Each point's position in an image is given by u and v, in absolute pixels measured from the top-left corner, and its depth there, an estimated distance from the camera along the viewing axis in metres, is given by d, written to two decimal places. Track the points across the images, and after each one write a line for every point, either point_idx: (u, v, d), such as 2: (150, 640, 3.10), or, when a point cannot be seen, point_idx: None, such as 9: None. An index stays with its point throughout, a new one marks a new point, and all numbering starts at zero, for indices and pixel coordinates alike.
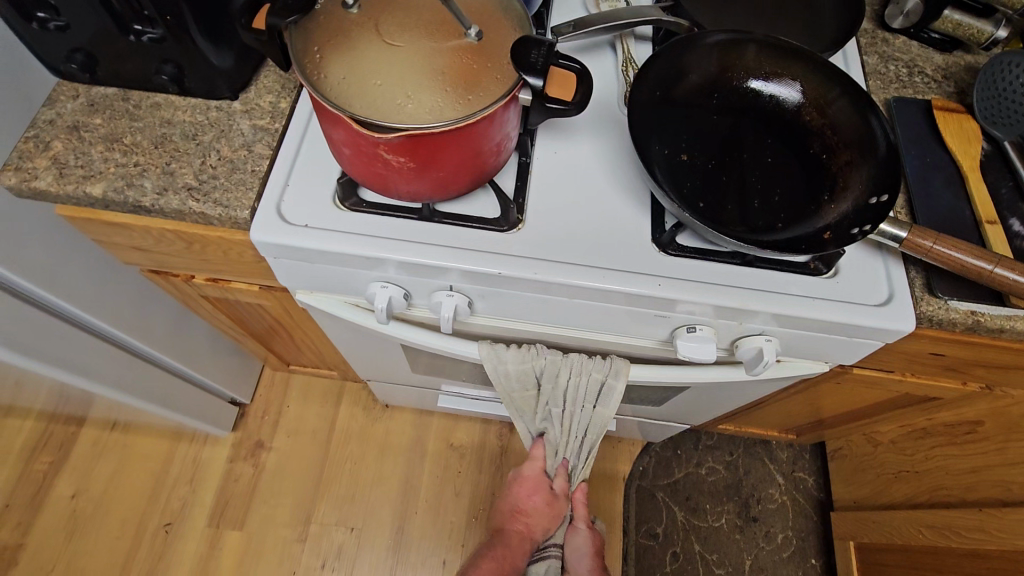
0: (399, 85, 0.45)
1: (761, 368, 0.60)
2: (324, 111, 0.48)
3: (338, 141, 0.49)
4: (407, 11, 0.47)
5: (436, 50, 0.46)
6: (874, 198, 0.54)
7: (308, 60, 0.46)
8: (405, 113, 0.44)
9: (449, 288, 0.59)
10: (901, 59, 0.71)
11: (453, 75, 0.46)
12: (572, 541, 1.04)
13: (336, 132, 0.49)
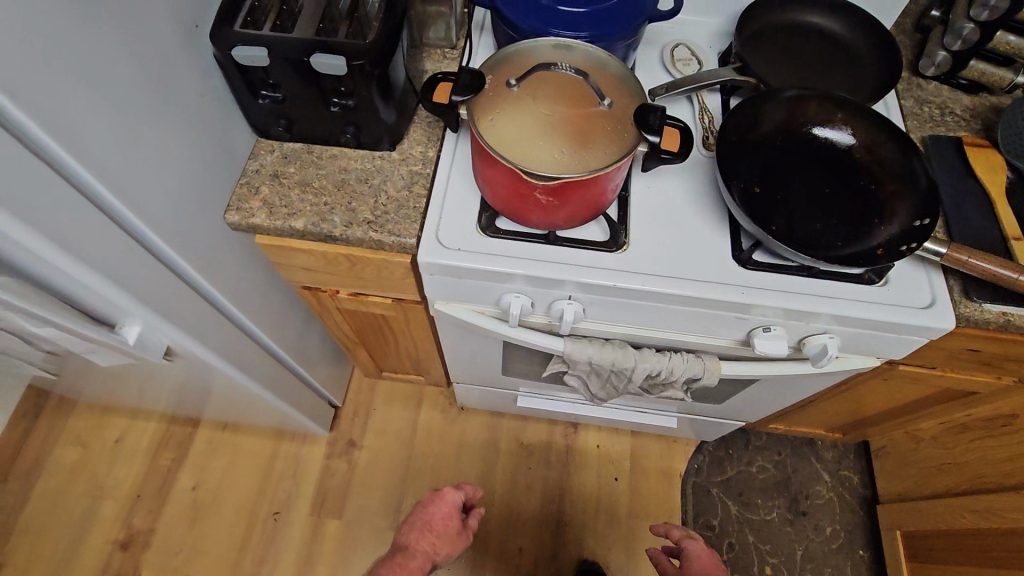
0: (555, 146, 0.60)
1: (826, 362, 0.72)
2: (487, 158, 0.62)
3: (492, 179, 0.64)
4: (555, 89, 0.63)
5: (580, 118, 0.62)
6: (917, 221, 0.67)
7: (485, 127, 0.61)
8: (561, 166, 0.60)
9: (568, 297, 0.73)
10: (933, 101, 0.84)
11: (593, 137, 0.61)
12: None
13: (493, 172, 0.63)
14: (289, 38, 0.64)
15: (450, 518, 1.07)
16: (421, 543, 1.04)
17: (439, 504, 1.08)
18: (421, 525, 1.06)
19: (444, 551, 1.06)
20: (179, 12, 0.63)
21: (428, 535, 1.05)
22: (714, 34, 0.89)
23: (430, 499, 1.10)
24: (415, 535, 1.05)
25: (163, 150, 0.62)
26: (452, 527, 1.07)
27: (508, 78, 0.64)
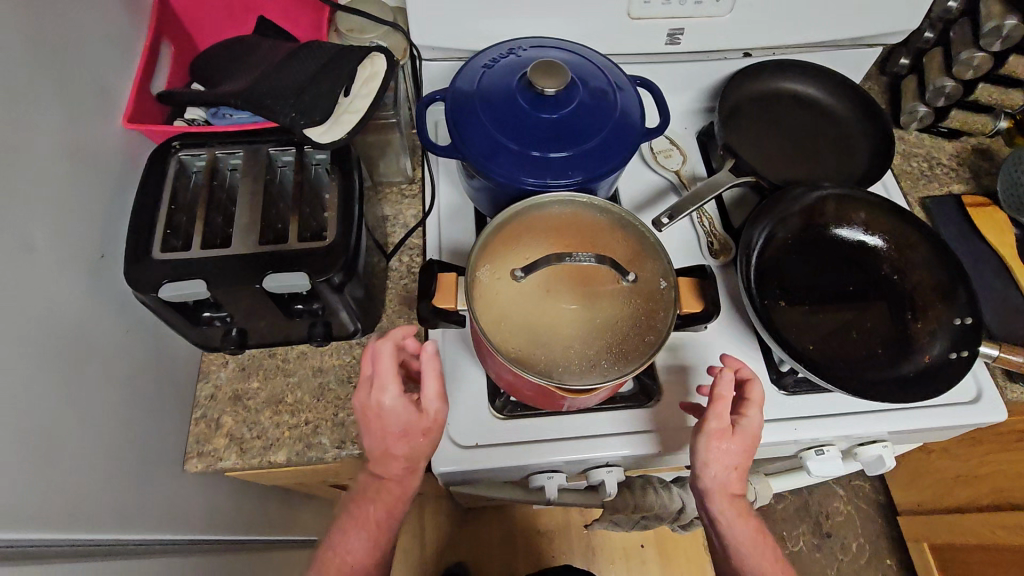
0: (587, 345, 0.51)
1: (882, 469, 0.68)
2: (383, 376, 0.51)
3: (392, 407, 0.50)
4: (566, 271, 0.53)
5: (605, 303, 0.53)
6: (958, 319, 0.62)
7: (499, 337, 0.51)
8: (601, 368, 0.50)
9: (606, 465, 0.63)
10: (919, 153, 0.81)
11: (626, 323, 0.52)
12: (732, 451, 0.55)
13: (395, 390, 0.51)
14: (229, 258, 0.51)
15: (425, 424, 0.52)
16: (382, 514, 0.53)
17: (387, 399, 0.50)
18: (380, 437, 0.51)
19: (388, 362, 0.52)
20: (75, 253, 0.49)
21: (396, 451, 0.51)
22: (687, 113, 0.82)
23: (366, 407, 0.51)
24: (376, 458, 0.52)
25: (97, 434, 0.49)
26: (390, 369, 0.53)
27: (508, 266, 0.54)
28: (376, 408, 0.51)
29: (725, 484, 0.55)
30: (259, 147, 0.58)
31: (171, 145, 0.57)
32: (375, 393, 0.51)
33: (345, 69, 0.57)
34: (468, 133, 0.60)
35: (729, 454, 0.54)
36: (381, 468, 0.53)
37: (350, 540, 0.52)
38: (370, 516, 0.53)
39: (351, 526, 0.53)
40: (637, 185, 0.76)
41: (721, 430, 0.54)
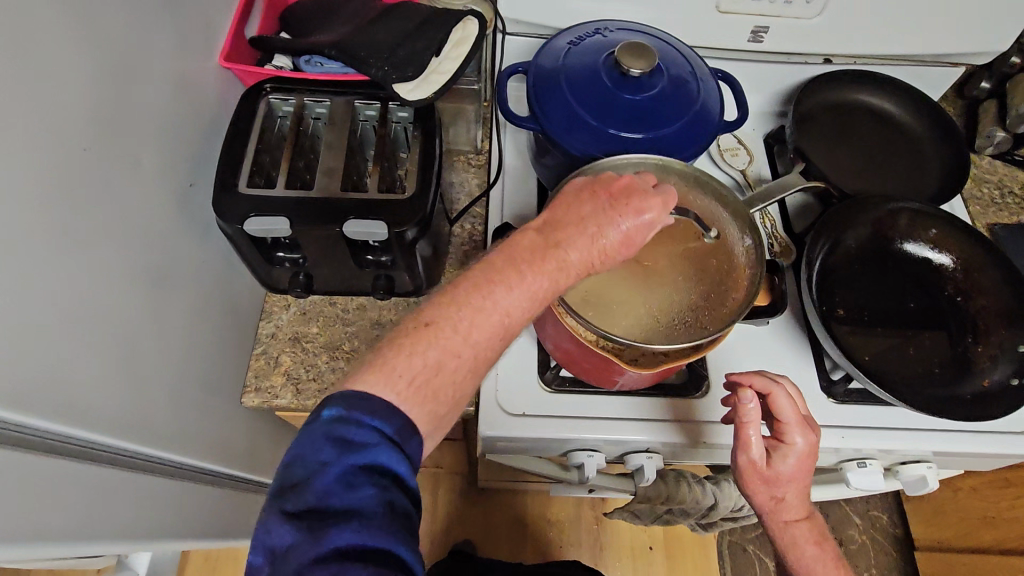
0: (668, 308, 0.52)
1: (923, 489, 0.67)
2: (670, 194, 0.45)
3: (647, 223, 0.43)
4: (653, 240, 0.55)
5: (686, 271, 0.54)
6: (1021, 345, 0.61)
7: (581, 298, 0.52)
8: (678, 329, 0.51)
9: (646, 451, 0.63)
10: (991, 180, 0.79)
11: (707, 289, 0.53)
12: (779, 471, 0.48)
13: (659, 217, 0.44)
14: (310, 200, 0.53)
15: (617, 254, 0.43)
16: (479, 335, 0.38)
17: (643, 216, 0.43)
18: (595, 238, 0.42)
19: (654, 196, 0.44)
20: (169, 176, 0.51)
21: (574, 258, 0.41)
22: (758, 114, 0.81)
23: (601, 196, 0.44)
24: (564, 227, 0.42)
25: (168, 354, 0.51)
26: (620, 196, 0.44)
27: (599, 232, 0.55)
28: (605, 218, 0.43)
29: (772, 510, 0.50)
30: (345, 98, 0.59)
31: (263, 87, 0.58)
32: (632, 200, 0.44)
33: (438, 30, 0.58)
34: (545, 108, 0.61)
35: (770, 484, 0.49)
36: (532, 281, 0.39)
37: (466, 316, 0.37)
38: (498, 302, 0.38)
39: (420, 348, 0.36)
40: None
41: (753, 463, 0.48)
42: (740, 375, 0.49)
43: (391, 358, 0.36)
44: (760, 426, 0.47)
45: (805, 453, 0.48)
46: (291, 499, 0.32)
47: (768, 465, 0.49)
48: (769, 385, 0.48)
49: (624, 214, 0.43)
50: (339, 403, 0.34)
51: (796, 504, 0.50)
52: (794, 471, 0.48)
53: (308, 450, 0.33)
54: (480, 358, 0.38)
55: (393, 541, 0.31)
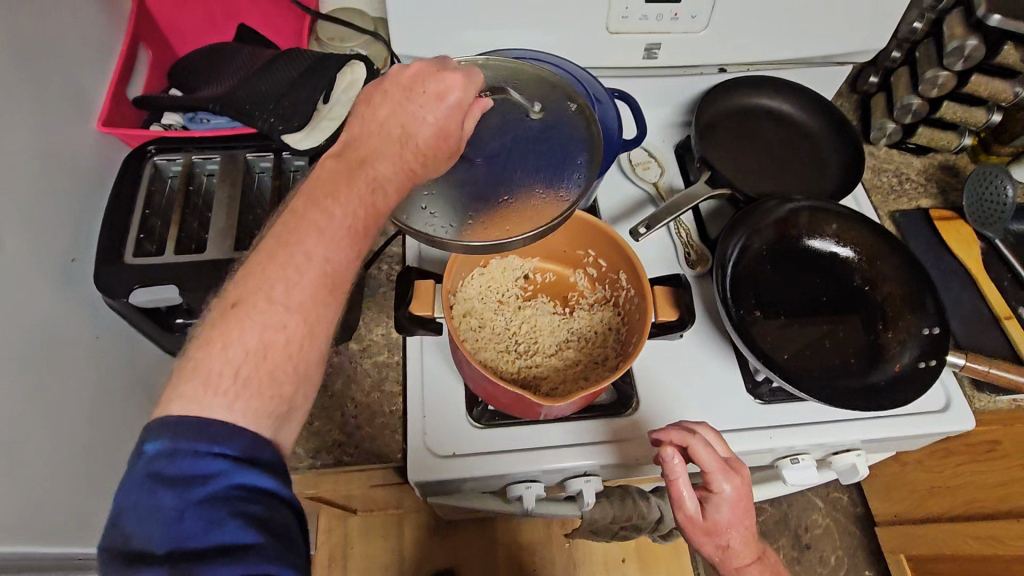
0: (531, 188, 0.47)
1: (855, 477, 0.69)
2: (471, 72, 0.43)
3: (449, 104, 0.42)
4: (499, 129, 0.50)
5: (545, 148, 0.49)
6: (926, 328, 0.64)
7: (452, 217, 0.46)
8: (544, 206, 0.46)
9: (584, 474, 0.63)
10: (889, 169, 0.83)
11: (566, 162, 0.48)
12: (718, 518, 0.54)
13: (464, 94, 0.42)
14: (204, 263, 0.51)
15: (434, 150, 0.43)
16: (301, 293, 0.36)
17: (445, 99, 0.42)
18: (404, 134, 0.41)
19: (451, 76, 0.42)
20: (42, 255, 0.48)
21: (382, 170, 0.42)
22: (664, 126, 0.83)
23: (401, 103, 0.42)
24: (374, 136, 0.42)
25: (64, 442, 0.48)
26: (422, 85, 0.42)
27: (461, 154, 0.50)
28: (408, 113, 0.42)
29: (721, 554, 0.56)
30: (236, 152, 0.58)
31: (146, 149, 0.56)
32: (428, 86, 0.42)
33: (324, 76, 0.57)
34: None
35: (711, 533, 0.54)
36: (345, 204, 0.39)
37: (281, 265, 0.36)
38: (310, 245, 0.37)
39: (233, 329, 0.35)
40: (615, 196, 0.77)
41: (691, 516, 0.54)
42: (661, 432, 0.55)
43: (206, 356, 0.34)
44: (689, 483, 0.53)
45: (733, 499, 0.53)
46: (139, 552, 0.30)
47: (704, 516, 0.54)
48: (686, 438, 0.54)
49: (428, 105, 0.42)
50: (164, 439, 0.31)
51: (742, 547, 0.55)
52: (729, 516, 0.54)
53: (143, 497, 0.30)
54: (310, 320, 0.37)
55: (271, 563, 0.31)
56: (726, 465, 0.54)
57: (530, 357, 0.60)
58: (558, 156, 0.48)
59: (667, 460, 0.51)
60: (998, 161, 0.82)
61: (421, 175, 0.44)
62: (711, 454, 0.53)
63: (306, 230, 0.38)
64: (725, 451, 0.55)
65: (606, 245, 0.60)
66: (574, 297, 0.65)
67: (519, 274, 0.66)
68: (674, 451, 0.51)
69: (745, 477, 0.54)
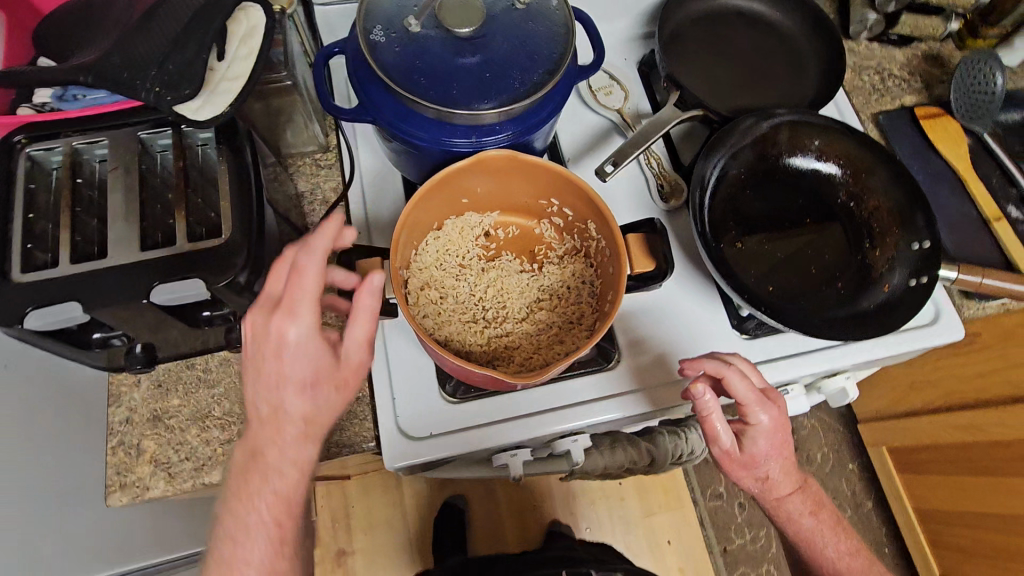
0: (511, 74, 0.51)
1: (843, 398, 0.67)
2: (294, 303, 0.42)
3: (296, 343, 0.42)
4: (469, 15, 0.51)
5: (531, 42, 0.52)
6: (916, 243, 0.60)
7: (429, 89, 0.50)
8: (519, 87, 0.50)
9: (571, 434, 0.60)
10: (870, 66, 0.76)
11: (542, 55, 0.51)
12: (763, 447, 0.54)
13: (285, 330, 0.42)
14: (108, 269, 0.43)
15: (322, 392, 0.44)
16: (290, 449, 0.44)
17: (284, 354, 0.42)
18: (274, 425, 0.43)
19: (289, 327, 0.42)
20: None
21: (288, 436, 0.44)
22: (625, 42, 0.75)
23: (275, 376, 0.43)
24: (261, 433, 0.44)
25: None
26: (273, 350, 0.42)
27: (450, 37, 0.51)
28: (279, 390, 0.43)
29: (761, 482, 0.57)
30: (127, 131, 0.49)
31: (14, 140, 0.47)
32: (273, 324, 0.42)
33: (212, 25, 0.47)
34: (381, 60, 0.50)
35: (750, 466, 0.55)
36: (272, 457, 0.44)
37: (255, 483, 0.44)
38: (267, 486, 0.44)
39: (248, 487, 0.43)
40: (576, 130, 0.69)
41: (726, 451, 0.53)
42: (692, 364, 0.52)
43: (229, 514, 0.44)
44: (722, 415, 0.51)
45: (770, 429, 0.53)
46: None
47: (740, 450, 0.54)
48: (721, 369, 0.51)
49: (300, 376, 0.43)
50: None
51: (779, 472, 0.57)
52: (766, 448, 0.54)
53: None
54: (302, 463, 0.45)
55: None
56: (764, 392, 0.53)
57: (499, 325, 0.55)
58: (543, 48, 0.52)
59: (700, 396, 0.49)
60: (985, 45, 0.76)
61: (318, 442, 0.45)
62: (747, 385, 0.51)
63: (226, 544, 0.43)
64: (760, 382, 0.54)
65: (568, 193, 0.54)
66: (542, 250, 0.60)
67: (478, 232, 0.59)
68: (706, 387, 0.49)
69: (780, 407, 0.53)
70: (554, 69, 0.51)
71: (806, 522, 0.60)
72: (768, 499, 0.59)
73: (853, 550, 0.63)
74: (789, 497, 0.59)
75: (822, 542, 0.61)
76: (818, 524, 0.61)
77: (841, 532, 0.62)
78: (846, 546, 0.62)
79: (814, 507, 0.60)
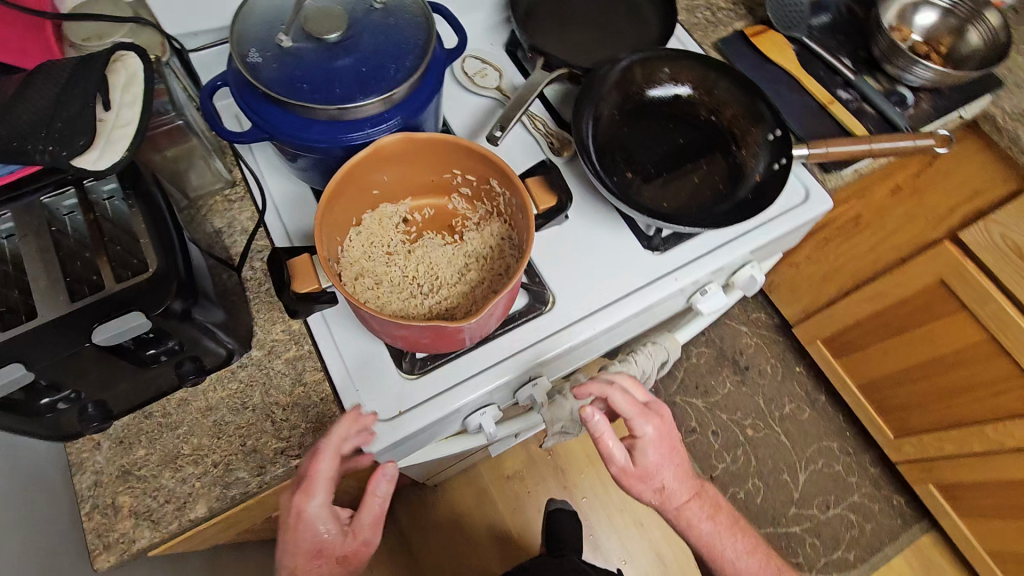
0: (386, 63, 0.56)
1: (754, 286, 0.76)
2: (314, 481, 0.51)
3: (313, 515, 0.52)
4: (334, 22, 0.56)
5: (396, 32, 0.57)
6: (771, 134, 0.69)
7: (314, 92, 0.54)
8: (396, 73, 0.55)
9: (530, 380, 0.65)
10: (700, 5, 0.87)
11: (409, 42, 0.57)
12: (650, 452, 0.63)
13: (310, 504, 0.51)
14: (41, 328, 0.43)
15: (330, 560, 0.54)
16: None
17: (301, 525, 0.52)
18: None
19: (310, 503, 0.52)
20: None
21: None
22: (487, 29, 0.81)
23: (293, 546, 0.52)
24: None
25: None
26: (294, 522, 0.52)
27: (322, 43, 0.56)
28: (296, 556, 0.53)
29: (653, 488, 0.66)
30: (26, 199, 0.49)
31: None
32: (299, 500, 0.52)
33: (91, 78, 0.49)
34: (263, 77, 0.54)
35: (645, 478, 0.64)
36: None
37: None
38: None
39: None
40: (463, 113, 0.75)
41: (622, 467, 0.63)
42: (582, 389, 0.60)
43: None
44: (614, 436, 0.61)
45: (653, 437, 0.61)
46: None
47: (637, 466, 0.63)
48: (606, 390, 0.60)
49: (315, 545, 0.53)
50: None
51: (671, 480, 0.66)
52: (656, 458, 0.63)
53: None
54: None
55: None
56: (651, 409, 0.63)
57: (436, 294, 0.59)
58: (408, 35, 0.57)
59: (590, 419, 0.58)
60: None
61: None
62: (631, 403, 0.61)
63: None
64: (645, 398, 0.64)
65: (466, 159, 0.59)
66: (459, 223, 0.64)
67: (396, 220, 0.63)
68: (593, 409, 0.58)
69: (661, 417, 0.63)
70: (423, 52, 0.56)
71: (704, 526, 0.70)
72: (670, 510, 0.69)
73: (748, 545, 0.73)
74: (687, 506, 0.69)
75: (719, 545, 0.71)
76: (716, 530, 0.71)
77: (738, 530, 0.73)
78: (740, 540, 0.73)
79: (709, 511, 0.70)
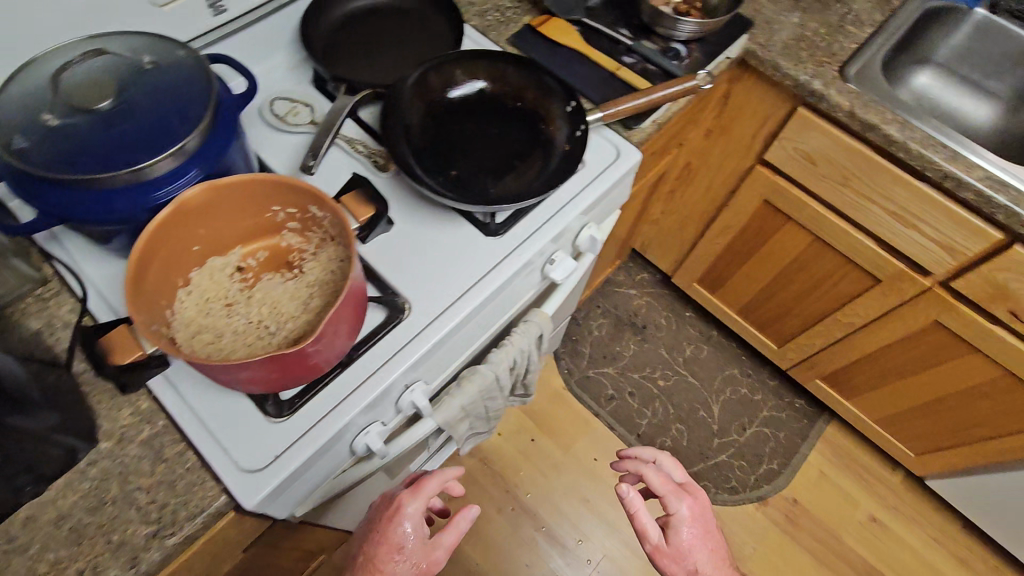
0: (168, 117, 0.55)
1: (596, 245, 0.82)
2: (422, 489, 0.64)
3: (411, 514, 0.62)
4: (101, 89, 0.55)
5: (172, 86, 0.57)
6: (568, 106, 0.76)
7: (96, 162, 0.52)
8: (181, 124, 0.55)
9: (406, 387, 0.66)
10: (488, 8, 0.93)
11: (189, 92, 0.57)
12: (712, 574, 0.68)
13: (412, 503, 0.63)
14: None
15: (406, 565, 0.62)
16: None
17: (397, 521, 0.62)
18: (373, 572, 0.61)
19: (413, 505, 0.63)
20: None
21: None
22: (287, 70, 0.83)
23: (386, 539, 0.62)
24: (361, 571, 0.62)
25: None
26: (395, 516, 0.63)
27: (92, 111, 0.54)
28: (384, 554, 0.61)
29: None
30: None
31: None
32: (403, 499, 0.63)
33: None
34: (34, 160, 0.51)
35: (679, 560, 0.68)
36: None
37: None
38: None
39: None
40: (281, 153, 0.75)
41: (656, 543, 0.68)
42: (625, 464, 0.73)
43: None
44: (644, 510, 0.67)
45: (685, 517, 0.69)
46: None
47: (669, 544, 0.69)
48: (641, 467, 0.72)
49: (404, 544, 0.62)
50: None
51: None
52: (690, 538, 0.69)
53: None
54: None
55: None
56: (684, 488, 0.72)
57: (285, 328, 0.59)
58: (186, 86, 0.57)
59: (626, 493, 0.68)
60: None
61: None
62: (661, 478, 0.71)
63: None
64: (682, 484, 0.73)
65: (279, 192, 0.59)
66: (294, 257, 0.64)
67: (229, 270, 0.62)
68: (628, 485, 0.68)
69: (693, 499, 0.71)
70: (206, 99, 0.57)
71: None
72: None
73: None
74: None
75: None
76: None
77: None
78: None
79: None
